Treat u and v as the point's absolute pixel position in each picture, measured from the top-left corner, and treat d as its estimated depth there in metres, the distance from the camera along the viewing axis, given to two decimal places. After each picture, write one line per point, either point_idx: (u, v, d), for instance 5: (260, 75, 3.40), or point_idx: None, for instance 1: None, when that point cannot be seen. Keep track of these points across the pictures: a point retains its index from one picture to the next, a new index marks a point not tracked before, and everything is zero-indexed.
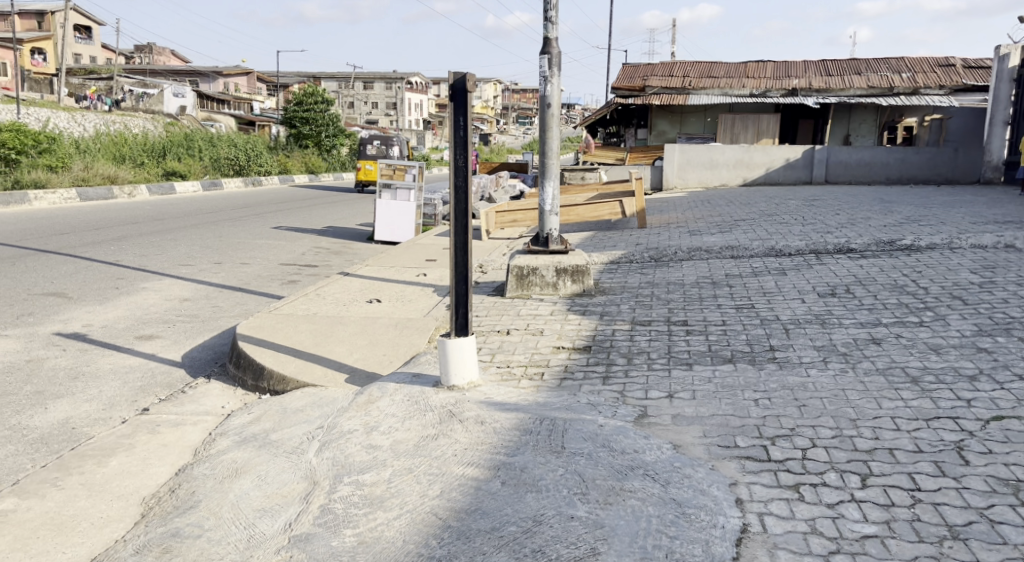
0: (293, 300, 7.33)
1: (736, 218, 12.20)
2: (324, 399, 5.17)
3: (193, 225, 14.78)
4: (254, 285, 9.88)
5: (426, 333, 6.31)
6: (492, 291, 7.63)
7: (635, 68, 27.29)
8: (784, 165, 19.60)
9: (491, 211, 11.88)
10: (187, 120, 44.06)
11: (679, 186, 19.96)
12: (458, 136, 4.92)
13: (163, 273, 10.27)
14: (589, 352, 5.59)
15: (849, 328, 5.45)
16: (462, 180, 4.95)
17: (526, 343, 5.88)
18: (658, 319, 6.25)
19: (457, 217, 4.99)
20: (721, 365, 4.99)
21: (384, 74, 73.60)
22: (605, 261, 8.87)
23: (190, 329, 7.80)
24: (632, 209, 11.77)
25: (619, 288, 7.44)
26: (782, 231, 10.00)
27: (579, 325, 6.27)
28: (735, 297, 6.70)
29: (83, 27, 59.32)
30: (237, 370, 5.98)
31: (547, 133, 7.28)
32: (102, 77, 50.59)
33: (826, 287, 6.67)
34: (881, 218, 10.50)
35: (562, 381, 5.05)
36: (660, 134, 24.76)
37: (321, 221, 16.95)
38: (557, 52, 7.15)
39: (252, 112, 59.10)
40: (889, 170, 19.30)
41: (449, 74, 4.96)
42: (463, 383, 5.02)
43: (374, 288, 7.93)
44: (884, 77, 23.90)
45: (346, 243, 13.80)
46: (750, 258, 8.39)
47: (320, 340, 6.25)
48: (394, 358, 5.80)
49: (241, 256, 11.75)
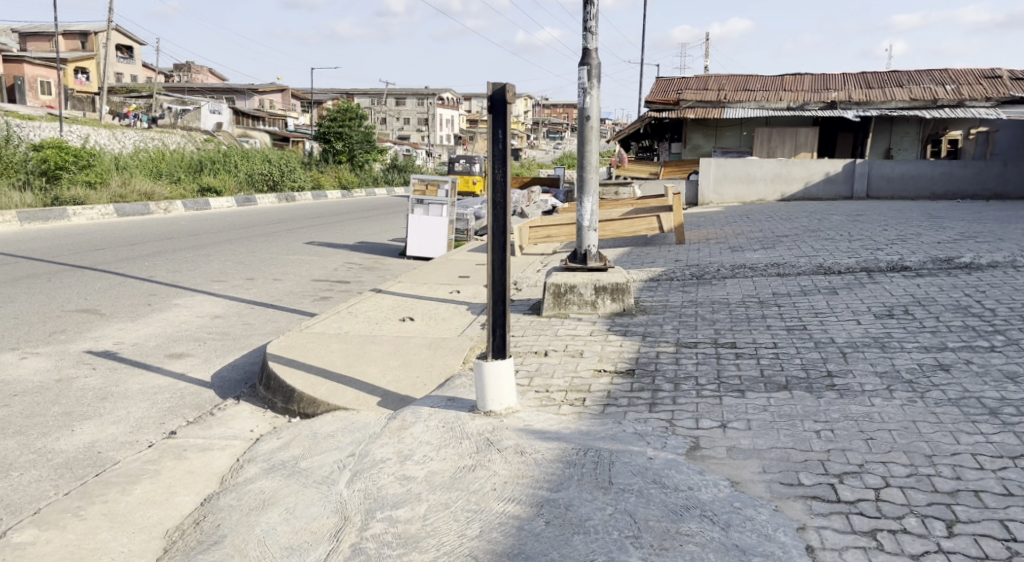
0: (324, 318, 7.10)
1: (777, 233, 11.85)
2: (355, 423, 4.93)
3: (226, 241, 14.71)
4: (285, 302, 9.72)
5: (461, 354, 6.07)
6: (528, 309, 7.40)
7: (669, 82, 27.02)
8: (824, 179, 19.16)
9: (524, 227, 11.67)
10: (223, 136, 44.48)
11: (715, 202, 19.49)
12: (496, 149, 4.71)
13: (196, 289, 10.13)
14: (632, 376, 5.32)
15: (913, 354, 5.18)
16: (501, 196, 4.75)
17: (565, 366, 5.62)
18: (704, 341, 6.01)
19: (495, 233, 4.77)
20: (776, 394, 4.76)
21: (417, 90, 73.99)
22: (644, 278, 8.60)
23: (220, 347, 7.59)
24: (669, 223, 11.46)
25: (661, 307, 7.17)
26: (828, 248, 9.67)
27: (621, 347, 5.99)
28: (785, 318, 6.45)
29: (124, 46, 60.34)
30: (267, 390, 5.74)
31: (586, 147, 7.04)
32: (142, 95, 51.34)
33: (883, 309, 6.39)
34: (932, 235, 10.12)
35: (606, 407, 4.79)
36: (695, 148, 24.35)
37: (353, 236, 16.88)
38: (597, 63, 6.92)
39: (286, 128, 59.64)
40: (934, 185, 18.78)
41: (488, 84, 4.75)
42: (501, 408, 4.77)
43: (407, 306, 7.70)
44: (927, 89, 23.37)
45: (378, 259, 13.65)
46: (797, 276, 8.11)
47: (353, 360, 6.00)
48: (429, 380, 5.56)
49: (274, 273, 11.61)
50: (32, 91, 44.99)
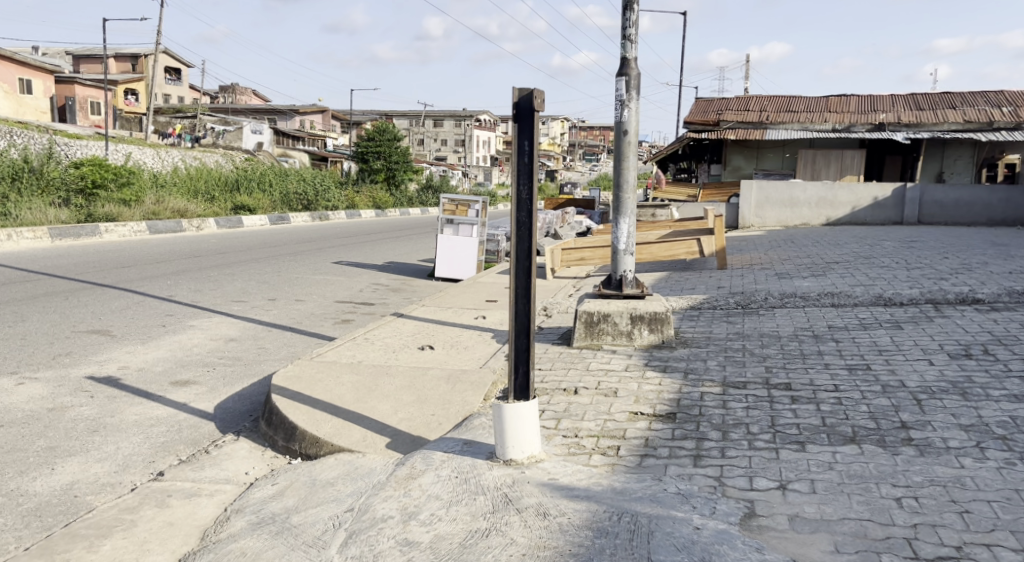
0: (338, 345, 6.45)
1: (828, 260, 11.13)
2: (359, 470, 4.25)
3: (253, 260, 14.20)
4: (304, 324, 9.12)
5: (482, 390, 5.46)
6: (558, 338, 6.79)
7: (709, 102, 26.36)
8: (872, 204, 18.34)
9: (557, 249, 11.11)
10: (262, 155, 44.55)
11: (756, 225, 18.88)
12: (521, 162, 4.16)
13: (214, 308, 9.50)
14: (673, 421, 4.69)
15: (1000, 407, 4.69)
16: (526, 215, 4.19)
17: (597, 407, 4.99)
18: (754, 379, 5.42)
19: (518, 257, 4.21)
20: (843, 447, 4.20)
21: (455, 112, 74.13)
22: (684, 305, 7.96)
23: (228, 374, 6.63)
24: (711, 247, 10.74)
25: (703, 339, 6.53)
26: (887, 278, 9.02)
27: (661, 386, 5.34)
28: (846, 356, 5.91)
29: (172, 68, 61.03)
30: (268, 426, 4.97)
31: (622, 163, 6.46)
32: (186, 114, 51.57)
33: (957, 351, 5.88)
34: (997, 269, 9.44)
35: (643, 458, 4.19)
36: (735, 170, 23.65)
37: (382, 256, 16.40)
38: (636, 73, 6.35)
39: (326, 148, 59.73)
40: (992, 211, 17.88)
41: (513, 90, 4.17)
42: (523, 457, 4.16)
43: (428, 334, 7.11)
44: (983, 111, 22.45)
45: (405, 280, 13.08)
46: (853, 307, 7.53)
47: (363, 395, 5.27)
48: (446, 419, 4.94)
49: (298, 293, 11.01)
50: (81, 110, 45.54)
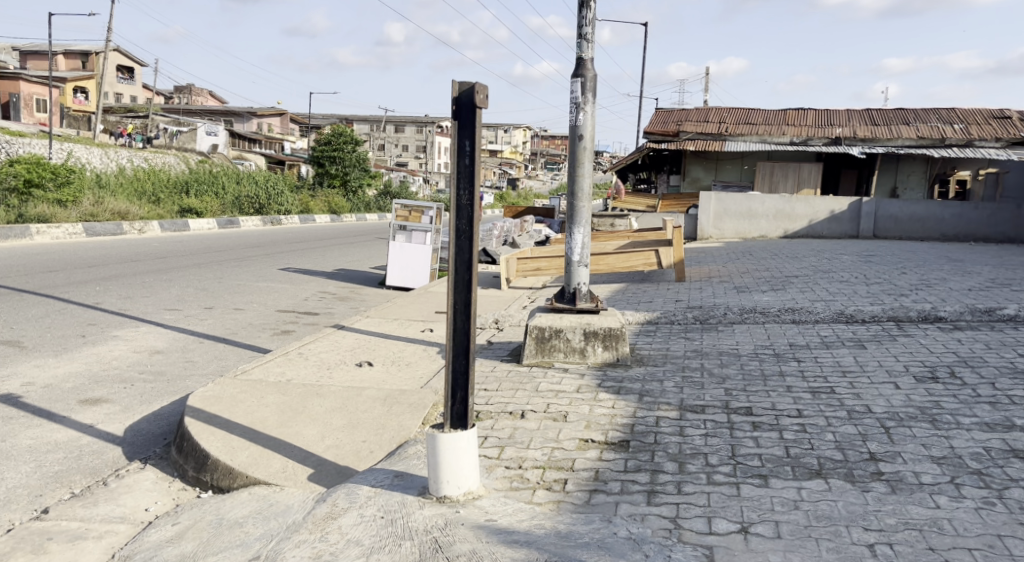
0: (267, 361, 5.96)
1: (785, 273, 10.92)
2: (273, 508, 3.83)
3: (194, 265, 13.52)
4: (240, 334, 8.58)
5: (420, 412, 5.01)
6: (507, 355, 6.35)
7: (668, 113, 26.26)
8: (829, 217, 18.30)
9: (513, 258, 10.75)
10: (217, 157, 43.51)
11: (715, 237, 18.68)
12: (462, 165, 3.76)
13: (143, 317, 8.89)
14: (626, 450, 4.31)
15: (972, 436, 4.39)
16: (465, 222, 3.77)
17: (544, 432, 4.59)
18: (712, 403, 5.07)
19: (458, 269, 3.80)
20: (808, 482, 3.85)
21: (416, 118, 73.55)
22: (641, 321, 7.60)
23: (147, 391, 6.08)
24: (669, 258, 10.37)
25: (659, 358, 6.15)
26: (847, 294, 8.78)
27: (614, 409, 4.94)
28: (809, 378, 5.60)
29: (124, 67, 59.52)
30: (178, 454, 4.51)
31: (577, 169, 6.08)
32: (138, 114, 50.12)
33: (923, 372, 5.61)
34: (955, 285, 9.28)
35: (591, 495, 3.80)
36: (694, 182, 23.55)
37: (333, 262, 15.83)
38: (592, 74, 6.00)
39: (283, 151, 58.62)
40: (945, 227, 17.94)
41: (453, 83, 3.77)
42: (459, 493, 3.73)
43: (368, 348, 6.65)
44: (935, 127, 22.66)
45: (354, 289, 12.56)
46: (815, 324, 7.25)
47: (288, 419, 4.82)
48: (378, 446, 4.51)
49: (237, 301, 10.42)
50: (26, 108, 44.01)
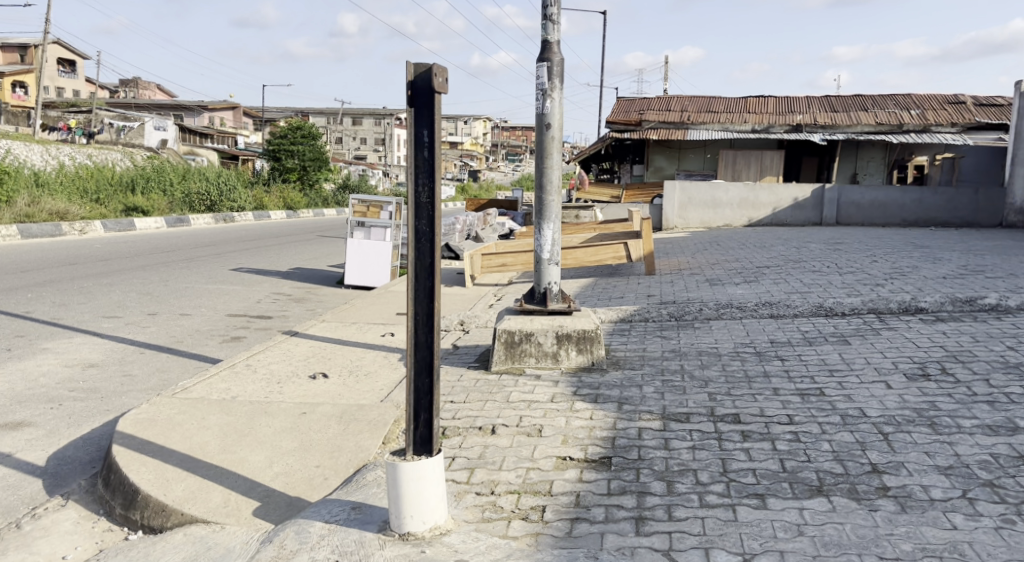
0: (211, 375, 5.50)
1: (756, 264, 10.65)
2: (209, 552, 3.47)
3: (140, 267, 12.85)
4: (186, 342, 8.04)
5: (381, 430, 4.58)
6: (474, 360, 5.92)
7: (630, 102, 25.97)
8: (792, 205, 18.18)
9: (477, 254, 10.31)
10: (168, 152, 42.25)
11: (680, 227, 18.43)
12: (421, 158, 3.32)
13: (79, 327, 8.30)
14: (608, 469, 3.92)
15: (977, 441, 4.07)
16: (426, 223, 3.34)
17: (517, 449, 4.20)
18: (697, 410, 4.70)
19: (419, 275, 3.37)
20: (809, 502, 3.50)
21: (374, 111, 72.40)
22: (613, 318, 7.23)
23: (77, 410, 5.57)
24: (639, 251, 10.00)
25: (636, 359, 5.78)
26: (823, 285, 8.50)
27: (592, 420, 4.55)
28: (796, 378, 5.26)
29: (67, 61, 57.51)
30: (105, 488, 4.11)
31: (545, 161, 5.68)
32: (82, 110, 48.30)
33: (913, 370, 5.31)
34: (928, 273, 9.09)
35: (573, 524, 3.41)
36: (658, 171, 23.29)
37: (289, 261, 15.22)
38: (560, 59, 5.59)
39: (236, 146, 57.10)
40: (905, 212, 17.90)
41: (407, 65, 3.32)
42: (424, 529, 3.32)
43: (323, 357, 6.20)
44: (893, 113, 22.66)
45: (311, 289, 12.03)
46: (793, 318, 6.94)
47: (231, 442, 4.40)
48: (333, 472, 4.11)
49: (183, 306, 9.84)
50: None
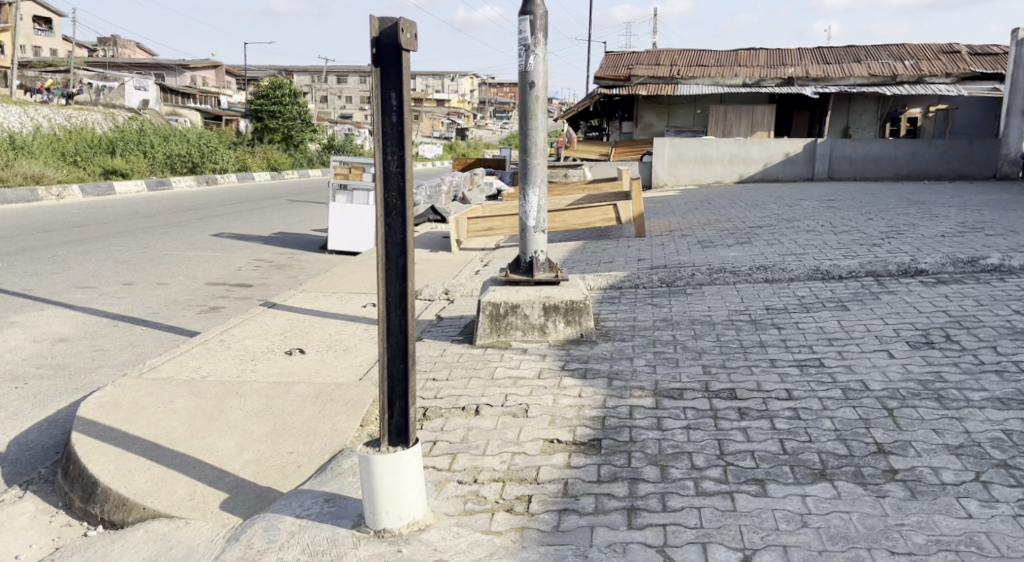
0: (181, 353, 5.22)
1: (749, 223, 10.39)
2: (172, 552, 3.21)
3: (117, 234, 12.46)
4: (162, 313, 7.74)
5: (359, 412, 4.33)
6: (458, 333, 5.65)
7: (619, 56, 25.42)
8: (784, 160, 17.86)
9: (462, 217, 10.00)
10: (149, 112, 41.26)
11: (670, 185, 18.15)
12: (388, 124, 3.02)
13: (50, 298, 7.97)
14: (598, 453, 3.70)
15: (986, 416, 3.86)
16: (397, 196, 3.06)
17: (502, 432, 3.96)
18: (691, 385, 4.48)
19: (390, 255, 3.10)
20: (812, 488, 3.28)
21: (359, 68, 71.15)
22: (602, 285, 6.98)
23: (43, 389, 5.30)
24: (628, 213, 9.73)
25: (626, 330, 5.53)
26: (818, 246, 8.24)
27: (581, 399, 4.31)
28: (793, 348, 5.03)
29: (43, 19, 56.04)
30: (64, 479, 3.84)
31: (529, 122, 5.38)
32: (59, 70, 47.04)
33: (916, 337, 5.09)
34: (926, 232, 8.84)
35: (561, 517, 3.18)
36: (647, 127, 22.92)
37: (271, 225, 14.83)
38: (542, 12, 5.29)
39: (219, 106, 55.96)
40: (898, 166, 17.63)
41: (371, 20, 3.00)
42: (400, 525, 3.09)
43: (301, 330, 5.93)
44: (886, 64, 22.24)
45: (293, 255, 11.69)
46: (789, 283, 6.70)
47: (199, 427, 4.13)
48: (307, 459, 3.85)
49: (161, 275, 9.51)
50: None
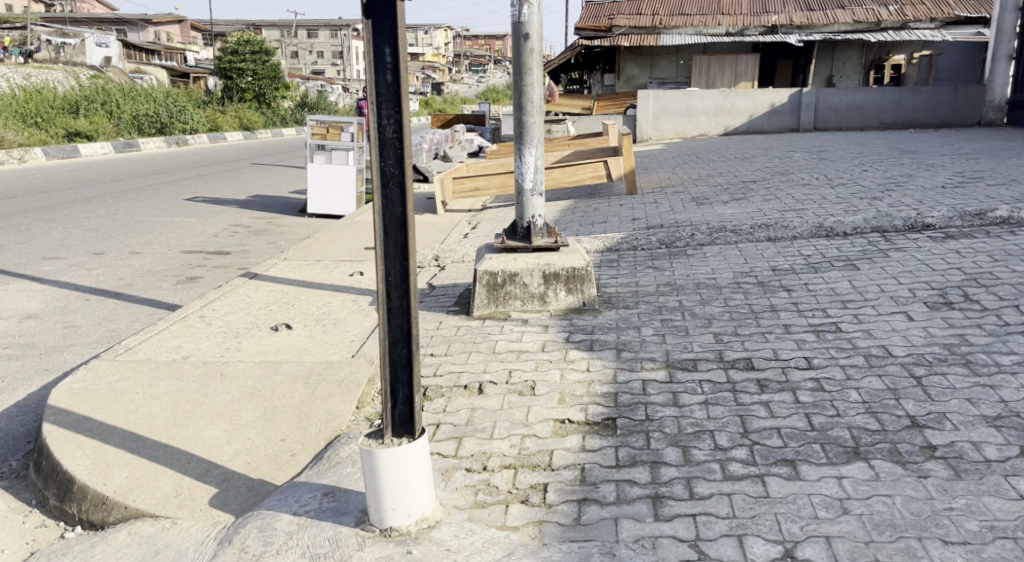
0: (159, 331, 4.90)
1: (743, 178, 10.13)
2: (158, 558, 2.92)
3: (84, 200, 11.97)
4: (137, 284, 7.39)
5: (354, 393, 4.05)
6: (453, 303, 5.37)
7: (599, 6, 24.82)
8: (770, 111, 17.53)
9: (447, 177, 9.65)
10: (111, 69, 39.79)
11: (654, 138, 17.76)
12: (383, 83, 2.70)
13: (16, 272, 7.57)
14: (614, 434, 3.46)
15: (1020, 383, 3.66)
16: (396, 165, 2.75)
17: (509, 413, 3.71)
18: (704, 355, 4.24)
19: (389, 230, 2.80)
20: (847, 469, 3.06)
21: (330, 21, 69.39)
22: (598, 247, 6.70)
23: (11, 371, 4.97)
24: (619, 169, 9.43)
25: (629, 296, 5.28)
26: (817, 200, 8.00)
27: (590, 374, 4.06)
28: (806, 312, 4.81)
29: None
30: (37, 475, 3.53)
31: (524, 77, 5.05)
32: (16, 27, 45.33)
33: (932, 297, 4.87)
34: (925, 183, 8.63)
35: (581, 508, 2.94)
36: (629, 80, 22.47)
37: (247, 188, 14.36)
38: None
39: (186, 63, 54.37)
40: (884, 114, 17.37)
41: None
42: (408, 523, 2.84)
43: (286, 303, 5.62)
44: (870, 9, 21.83)
45: (272, 219, 11.29)
46: (792, 241, 6.46)
47: (183, 413, 3.83)
48: (301, 447, 3.58)
49: (133, 244, 9.11)
50: None
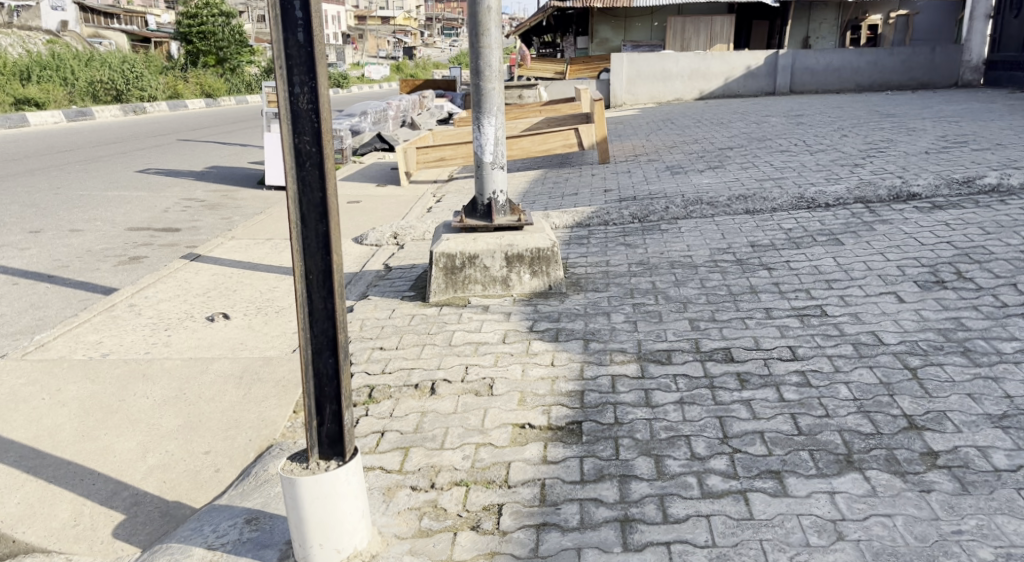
0: (80, 325, 4.45)
1: (719, 145, 9.73)
2: None
3: (27, 172, 11.32)
4: (74, 266, 6.88)
5: (290, 396, 3.63)
6: (409, 289, 4.94)
7: None
8: (745, 74, 17.05)
9: (410, 147, 9.17)
10: (67, 32, 38.26)
11: (628, 103, 17.19)
12: (295, 49, 2.26)
13: None
14: (580, 441, 3.09)
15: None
16: (314, 145, 2.32)
17: (462, 418, 3.32)
18: (680, 345, 3.87)
19: (308, 221, 2.37)
20: (840, 482, 2.71)
21: None
22: (568, 223, 6.30)
23: None
24: (591, 138, 8.98)
25: (599, 278, 4.88)
26: (797, 169, 7.62)
27: (554, 369, 3.68)
28: (789, 293, 4.45)
29: None
30: None
31: (481, 38, 4.60)
32: None
33: (924, 275, 4.52)
34: (907, 148, 8.31)
35: (540, 534, 2.58)
36: (603, 43, 21.99)
37: (203, 159, 13.70)
38: None
39: (147, 27, 52.61)
40: (860, 76, 17.03)
41: None
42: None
43: (228, 289, 5.16)
44: None
45: (228, 192, 10.74)
46: (772, 214, 6.08)
47: (91, 423, 3.40)
48: (227, 461, 3.17)
49: (75, 221, 8.55)
50: None
